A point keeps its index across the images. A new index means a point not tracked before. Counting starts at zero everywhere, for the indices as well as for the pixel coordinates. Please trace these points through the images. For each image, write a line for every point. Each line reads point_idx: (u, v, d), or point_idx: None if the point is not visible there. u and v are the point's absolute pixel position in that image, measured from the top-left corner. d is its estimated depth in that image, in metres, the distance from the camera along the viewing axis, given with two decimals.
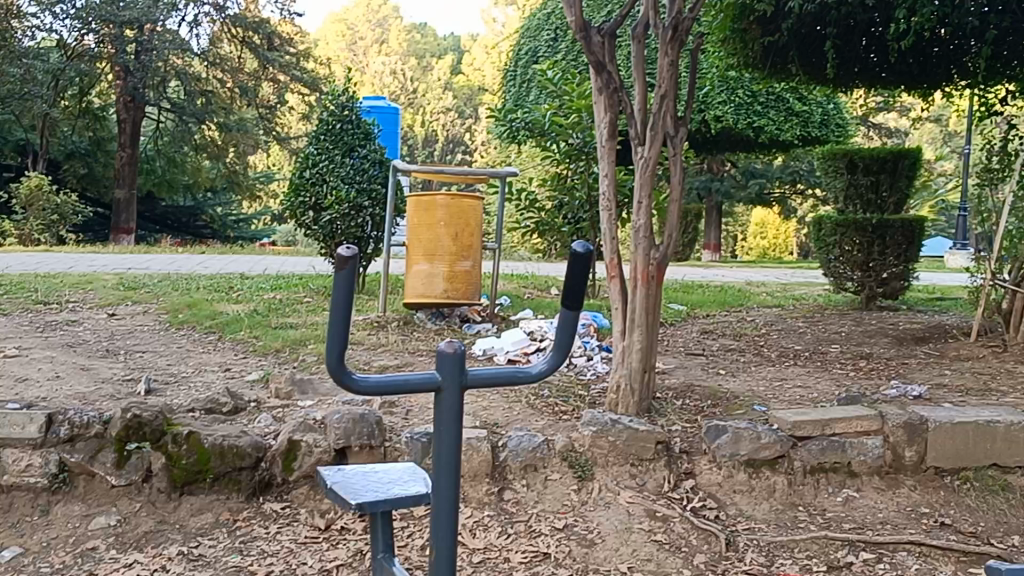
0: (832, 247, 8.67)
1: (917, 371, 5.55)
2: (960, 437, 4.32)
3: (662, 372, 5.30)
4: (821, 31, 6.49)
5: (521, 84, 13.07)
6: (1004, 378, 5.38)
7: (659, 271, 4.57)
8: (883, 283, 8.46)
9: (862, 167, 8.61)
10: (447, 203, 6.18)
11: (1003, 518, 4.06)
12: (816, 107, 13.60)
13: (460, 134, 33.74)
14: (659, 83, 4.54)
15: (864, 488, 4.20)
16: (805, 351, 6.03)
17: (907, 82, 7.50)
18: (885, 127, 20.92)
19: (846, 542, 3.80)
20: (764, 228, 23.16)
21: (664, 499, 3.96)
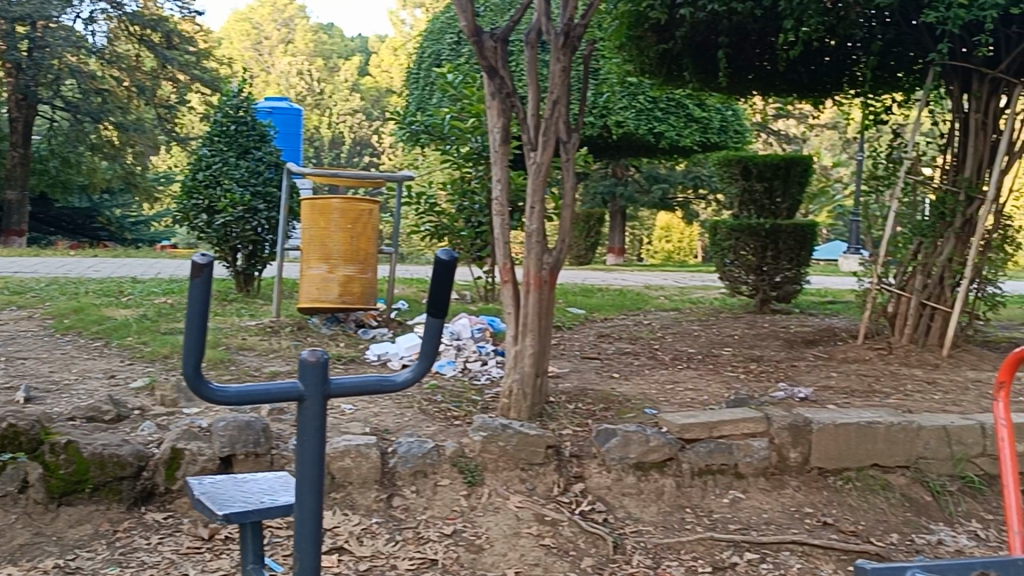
0: (727, 251, 8.79)
1: (805, 373, 5.66)
2: (843, 438, 4.41)
3: (556, 376, 5.31)
4: (714, 39, 6.59)
5: (423, 88, 13.03)
6: (887, 380, 5.53)
7: (551, 276, 4.59)
8: (777, 287, 8.62)
9: (756, 173, 8.76)
10: (341, 208, 6.14)
11: (883, 517, 4.20)
12: (717, 114, 13.79)
13: (367, 137, 33.16)
14: (552, 90, 4.56)
15: (750, 489, 4.28)
16: (697, 354, 6.11)
17: (799, 91, 7.67)
18: (784, 134, 21.35)
19: (731, 543, 3.88)
20: (669, 231, 23.47)
21: (553, 504, 3.99)
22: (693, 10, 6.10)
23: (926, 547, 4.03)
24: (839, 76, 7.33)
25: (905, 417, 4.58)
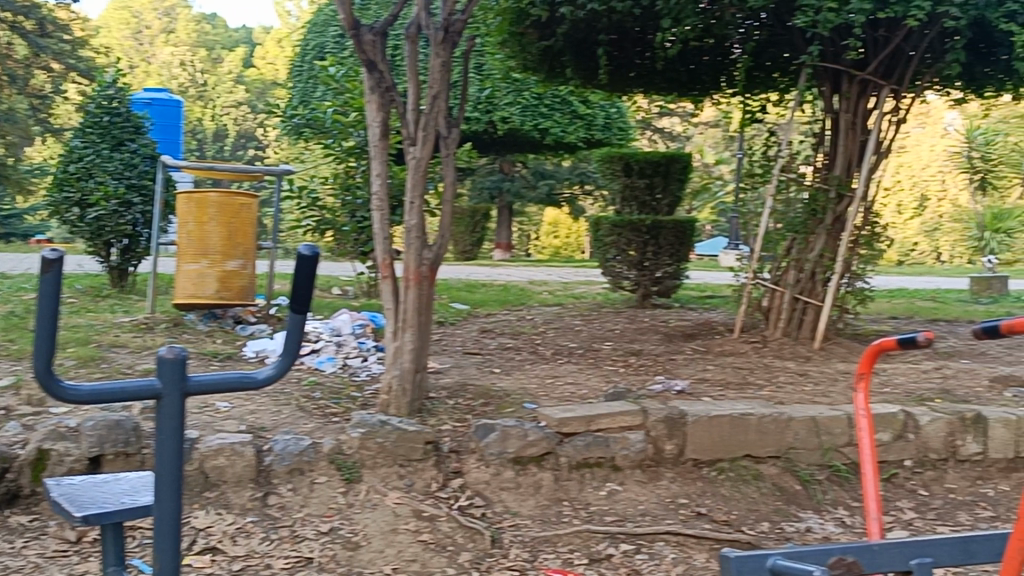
0: (609, 247, 8.89)
1: (682, 367, 5.76)
2: (717, 430, 4.51)
3: (436, 371, 5.31)
4: (595, 37, 6.66)
5: (307, 80, 12.86)
6: (761, 372, 5.67)
7: (431, 271, 4.58)
8: (657, 282, 8.78)
9: (637, 170, 8.89)
10: (219, 202, 6.02)
11: (754, 506, 4.32)
12: (600, 111, 13.74)
13: (251, 130, 32.53)
14: (431, 85, 4.55)
15: (626, 481, 4.35)
16: (578, 348, 6.17)
17: (678, 89, 7.80)
18: (667, 132, 21.73)
19: (607, 534, 3.93)
20: (557, 227, 23.67)
21: (431, 499, 3.99)
22: (574, 8, 6.14)
23: (795, 535, 4.16)
24: (717, 74, 7.48)
25: (777, 409, 4.70)
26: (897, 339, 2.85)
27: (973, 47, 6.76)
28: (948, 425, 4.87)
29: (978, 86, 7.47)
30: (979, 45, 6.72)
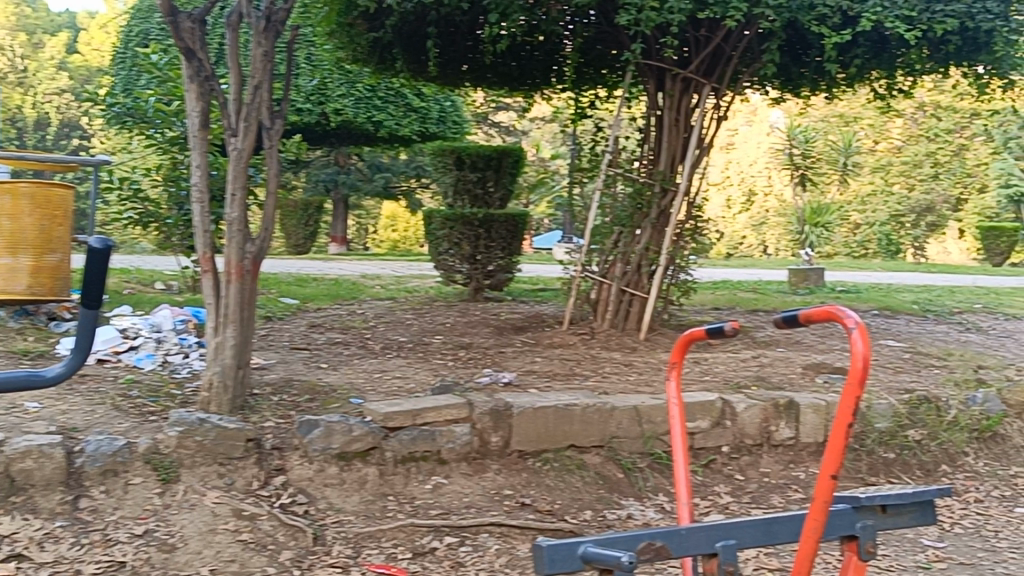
0: (441, 240, 8.90)
1: (511, 359, 5.82)
2: (542, 421, 4.57)
3: (261, 367, 5.21)
4: (425, 30, 6.64)
5: (130, 68, 12.43)
6: (587, 363, 5.78)
7: (254, 265, 4.50)
8: (489, 276, 8.84)
9: (469, 163, 8.94)
10: (30, 192, 5.72)
11: (577, 495, 4.41)
12: (435, 104, 13.94)
13: (74, 119, 30.59)
14: (253, 74, 4.45)
15: (452, 474, 4.36)
16: (408, 342, 6.16)
17: (509, 83, 7.87)
18: (503, 126, 21.93)
19: (431, 528, 3.94)
20: (394, 221, 23.56)
21: (252, 498, 3.91)
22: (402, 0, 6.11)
23: (616, 522, 4.28)
24: (547, 69, 7.57)
25: (600, 399, 4.79)
26: (705, 329, 2.94)
27: (789, 48, 7.04)
28: (763, 412, 5.05)
29: (793, 86, 7.78)
30: (794, 46, 7.01)
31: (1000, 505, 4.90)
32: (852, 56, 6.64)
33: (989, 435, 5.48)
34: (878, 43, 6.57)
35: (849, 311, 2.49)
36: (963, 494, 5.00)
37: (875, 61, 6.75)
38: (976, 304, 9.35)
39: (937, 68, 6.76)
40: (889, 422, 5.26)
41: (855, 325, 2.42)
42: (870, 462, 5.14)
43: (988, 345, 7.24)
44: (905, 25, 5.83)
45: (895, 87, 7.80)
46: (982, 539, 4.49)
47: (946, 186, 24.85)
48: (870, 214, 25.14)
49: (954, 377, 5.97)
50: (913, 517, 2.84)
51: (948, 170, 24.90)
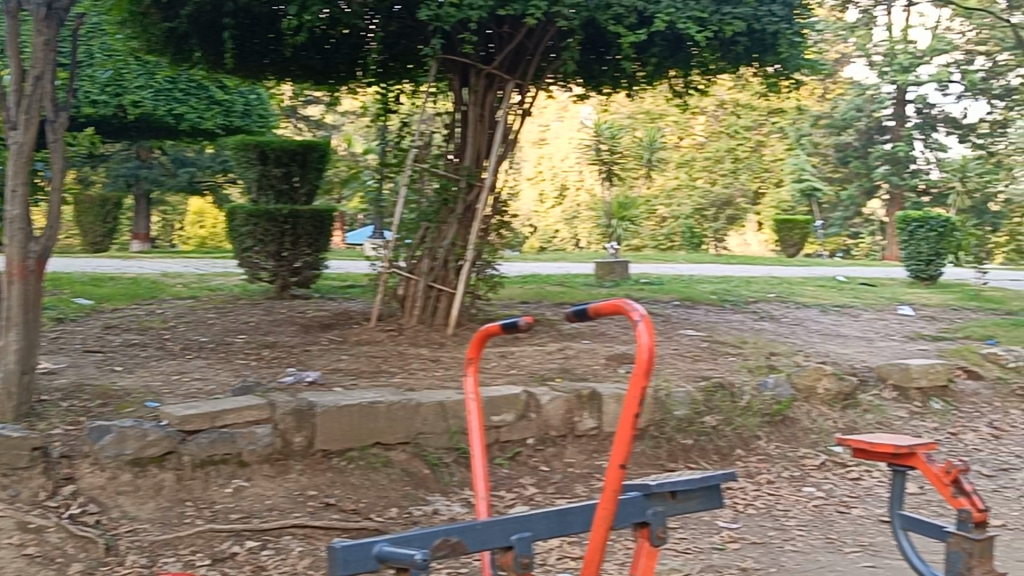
0: (245, 237, 8.71)
1: (316, 357, 5.74)
2: (346, 420, 4.53)
3: (49, 371, 4.97)
4: (222, 21, 6.47)
5: None
6: (394, 360, 5.76)
7: (38, 264, 4.28)
8: (295, 273, 8.67)
9: (272, 158, 8.79)
10: None
11: (384, 493, 4.38)
12: (239, 97, 13.58)
13: None
14: (33, 64, 4.22)
15: (254, 477, 4.26)
16: (209, 342, 6.00)
17: (314, 77, 7.77)
18: (313, 119, 21.61)
19: (232, 532, 3.84)
20: (202, 217, 22.91)
21: (38, 509, 3.73)
22: None
23: (421, 518, 4.29)
24: (351, 63, 7.51)
25: (405, 396, 4.78)
26: (500, 324, 2.98)
27: (589, 47, 7.21)
28: (566, 403, 5.16)
29: (595, 83, 7.96)
30: (595, 45, 7.17)
31: (790, 485, 5.14)
32: (649, 55, 6.84)
33: (780, 418, 5.74)
34: (674, 43, 6.80)
35: (635, 304, 2.56)
36: (755, 476, 5.22)
37: (672, 61, 6.97)
38: (769, 293, 9.79)
39: (730, 68, 7.04)
40: (686, 409, 5.45)
41: (640, 318, 2.49)
42: (669, 449, 5.30)
43: (779, 332, 7.59)
44: (697, 27, 6.04)
45: (691, 85, 8.09)
46: (772, 519, 4.70)
47: (743, 182, 25.87)
48: (675, 208, 25.58)
49: (747, 363, 6.23)
50: (700, 502, 2.94)
51: (746, 165, 25.76)
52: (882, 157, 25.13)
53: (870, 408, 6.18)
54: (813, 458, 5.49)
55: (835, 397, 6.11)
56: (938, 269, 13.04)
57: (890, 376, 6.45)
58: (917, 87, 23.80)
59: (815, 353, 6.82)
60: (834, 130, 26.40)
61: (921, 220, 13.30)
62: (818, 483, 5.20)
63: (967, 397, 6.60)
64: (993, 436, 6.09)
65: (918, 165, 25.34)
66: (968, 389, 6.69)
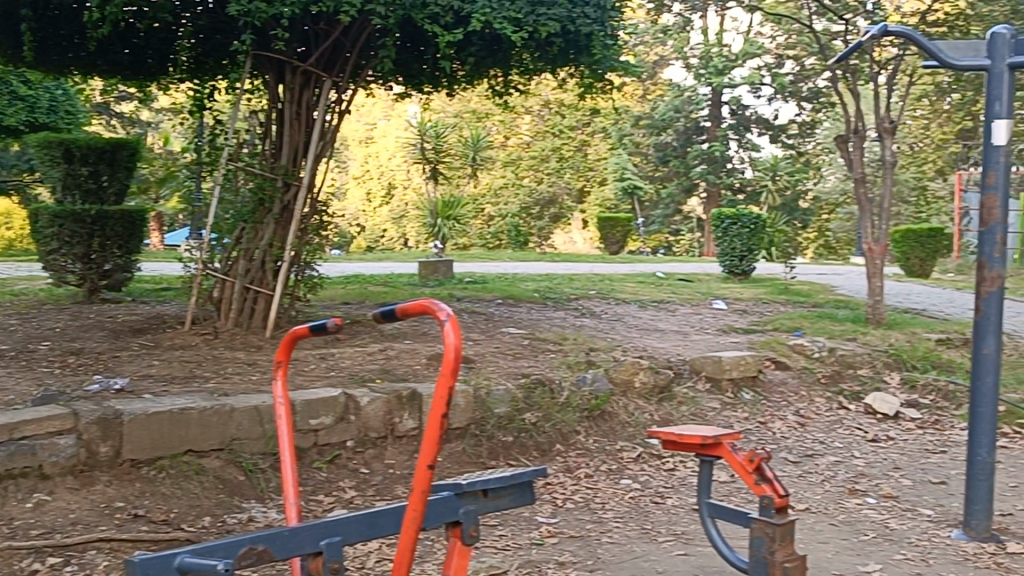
0: (50, 239, 8.32)
1: (125, 364, 5.53)
2: (155, 427, 4.37)
3: None
4: (20, 12, 6.16)
5: None
6: (208, 364, 5.59)
7: None
8: (105, 276, 8.34)
9: (79, 156, 8.48)
10: None
11: (195, 502, 4.26)
12: (43, 92, 13.02)
13: None
14: None
15: (56, 490, 4.07)
16: (10, 350, 5.69)
17: (122, 73, 7.51)
18: (127, 116, 20.79)
19: (32, 549, 3.64)
20: (9, 219, 21.74)
21: None
22: None
23: (236, 526, 4.18)
24: (161, 59, 7.30)
25: (219, 400, 4.65)
26: (308, 326, 2.91)
27: (408, 46, 7.17)
28: (386, 404, 5.12)
29: (415, 82, 7.95)
30: (415, 44, 7.12)
31: (607, 478, 5.24)
32: (468, 54, 6.87)
33: (598, 413, 5.84)
34: (492, 43, 6.86)
35: (441, 304, 2.55)
36: (573, 470, 5.30)
37: (491, 59, 7.10)
38: (590, 290, 9.96)
39: (547, 67, 7.15)
40: (506, 406, 5.48)
41: (447, 317, 2.49)
42: (489, 446, 5.32)
43: (599, 328, 7.74)
44: (513, 27, 6.09)
45: (510, 85, 8.16)
46: (590, 512, 4.78)
47: (567, 180, 26.70)
48: (502, 206, 26.21)
49: (566, 360, 6.32)
50: (511, 499, 2.96)
51: (570, 164, 26.67)
52: (699, 157, 25.74)
53: (684, 400, 6.36)
54: (630, 451, 5.61)
55: (651, 390, 6.27)
56: (750, 265, 13.56)
57: (703, 368, 6.66)
58: (732, 89, 24.62)
59: (632, 348, 6.98)
60: (654, 130, 26.40)
61: (734, 217, 13.78)
62: (634, 475, 5.32)
63: (775, 386, 6.86)
64: (799, 424, 6.37)
65: (733, 164, 25.81)
66: (776, 379, 6.97)
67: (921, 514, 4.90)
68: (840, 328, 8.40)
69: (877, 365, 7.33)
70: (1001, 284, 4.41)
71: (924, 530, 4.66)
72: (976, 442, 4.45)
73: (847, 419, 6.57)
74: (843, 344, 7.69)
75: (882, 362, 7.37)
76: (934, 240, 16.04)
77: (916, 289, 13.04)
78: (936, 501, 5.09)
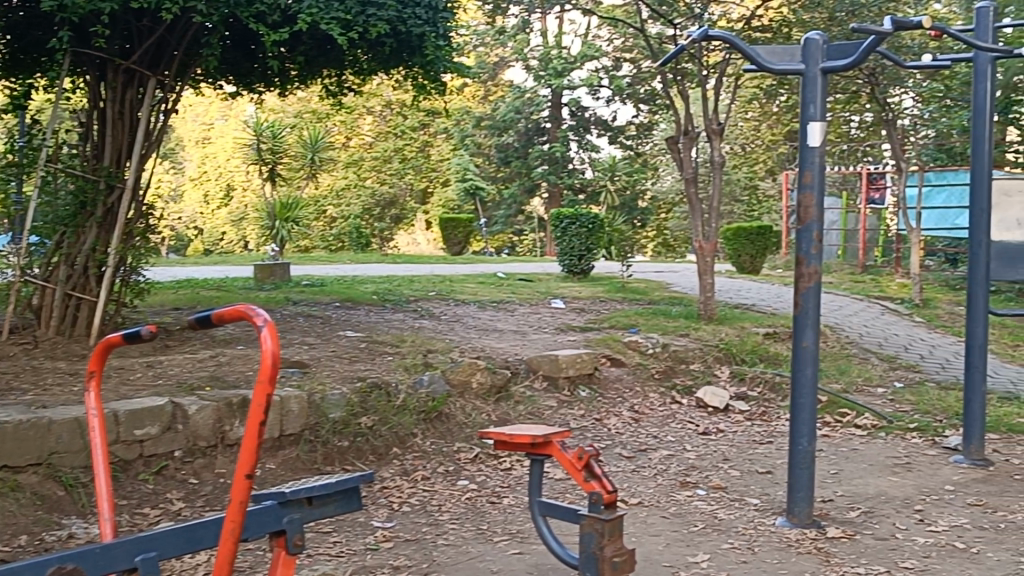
0: None
1: None
2: None
3: None
4: None
5: None
6: (27, 375, 5.35)
7: None
8: None
9: None
10: None
11: (12, 520, 4.06)
12: None
13: None
14: None
15: None
16: None
17: None
18: None
19: None
20: None
21: None
22: None
23: (55, 543, 4.00)
24: None
25: (36, 413, 4.45)
26: (121, 335, 2.80)
27: (237, 44, 7.01)
28: (216, 412, 4.99)
29: (246, 81, 7.78)
30: (244, 42, 6.96)
31: (444, 480, 5.23)
32: (298, 53, 6.78)
33: (435, 414, 5.82)
34: (323, 43, 6.78)
35: (258, 309, 2.49)
36: (410, 473, 5.27)
37: (324, 58, 7.02)
38: (430, 292, 9.94)
39: (381, 68, 7.11)
40: (341, 411, 5.41)
41: (263, 323, 2.42)
42: (324, 452, 5.25)
43: (437, 329, 7.72)
44: (341, 28, 6.04)
45: (345, 84, 8.05)
46: (426, 515, 4.76)
47: (409, 181, 27.01)
48: (344, 208, 26.34)
49: (403, 362, 6.29)
50: (338, 505, 2.91)
51: (413, 164, 26.93)
52: (541, 157, 25.74)
53: (521, 399, 6.40)
54: (468, 451, 5.63)
55: (488, 390, 6.29)
56: (589, 263, 13.81)
57: (540, 367, 6.72)
58: (572, 91, 24.92)
59: (470, 349, 6.99)
60: (496, 131, 26.03)
61: (572, 217, 13.88)
62: (471, 475, 5.33)
63: (611, 383, 6.98)
64: (633, 420, 6.50)
65: (574, 165, 25.98)
66: (611, 376, 7.08)
67: (747, 504, 5.06)
68: (673, 324, 8.62)
69: (708, 360, 7.56)
70: (818, 279, 4.56)
71: (750, 519, 4.81)
72: (797, 432, 4.63)
73: (680, 412, 6.74)
74: (676, 339, 7.89)
75: (713, 356, 7.60)
76: (763, 238, 16.62)
77: (746, 284, 13.50)
78: (762, 490, 5.26)
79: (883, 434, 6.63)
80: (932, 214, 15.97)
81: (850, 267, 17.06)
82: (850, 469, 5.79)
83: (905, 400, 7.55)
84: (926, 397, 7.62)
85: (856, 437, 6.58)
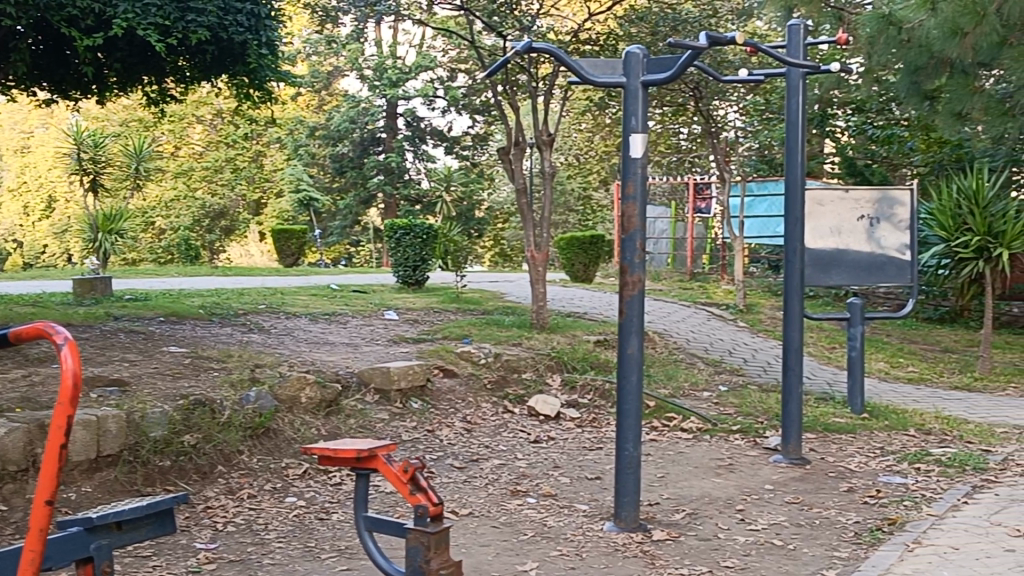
0: None
1: None
2: None
3: None
4: None
5: None
6: None
7: None
8: None
9: None
10: None
11: None
12: None
13: None
14: None
15: None
16: None
17: None
18: None
19: None
20: None
21: None
22: None
23: None
24: None
25: None
26: None
27: (51, 49, 6.74)
28: (26, 435, 4.75)
29: (61, 88, 7.47)
30: (58, 48, 6.69)
31: (271, 497, 5.12)
32: (116, 60, 6.56)
33: (262, 431, 5.68)
34: (140, 50, 6.57)
35: (58, 327, 2.38)
36: (235, 492, 5.14)
37: (143, 65, 6.81)
38: (260, 304, 9.75)
39: (204, 76, 6.95)
40: (162, 429, 5.22)
41: (64, 341, 2.31)
42: (145, 472, 5.05)
43: (267, 343, 7.58)
44: (158, 34, 5.90)
45: (167, 93, 7.82)
46: (251, 534, 4.64)
47: (237, 194, 26.17)
48: (174, 219, 25.48)
49: (230, 377, 6.13)
50: (150, 530, 2.81)
51: (245, 174, 26.42)
52: (376, 167, 25.68)
53: (352, 413, 6.33)
54: (295, 467, 5.53)
55: (318, 405, 6.19)
56: (423, 274, 13.83)
57: (372, 380, 6.66)
58: (407, 101, 24.87)
59: (299, 362, 6.86)
60: (330, 141, 25.74)
61: (407, 227, 13.71)
62: (300, 492, 5.24)
63: (443, 394, 6.98)
64: (466, 430, 6.52)
65: (410, 175, 25.93)
66: (444, 387, 7.07)
67: (576, 510, 5.12)
68: (507, 334, 8.68)
69: (540, 368, 7.63)
70: (642, 287, 4.67)
71: (578, 525, 4.87)
72: (623, 437, 4.71)
73: (512, 422, 6.79)
74: (508, 348, 7.96)
75: (545, 364, 7.68)
76: (596, 247, 16.92)
77: (578, 293, 13.73)
78: (590, 496, 5.34)
79: (707, 437, 6.84)
80: (754, 222, 16.46)
81: (679, 275, 17.61)
82: (676, 472, 5.94)
83: (729, 403, 7.81)
84: (747, 399, 7.89)
85: (682, 440, 6.75)
